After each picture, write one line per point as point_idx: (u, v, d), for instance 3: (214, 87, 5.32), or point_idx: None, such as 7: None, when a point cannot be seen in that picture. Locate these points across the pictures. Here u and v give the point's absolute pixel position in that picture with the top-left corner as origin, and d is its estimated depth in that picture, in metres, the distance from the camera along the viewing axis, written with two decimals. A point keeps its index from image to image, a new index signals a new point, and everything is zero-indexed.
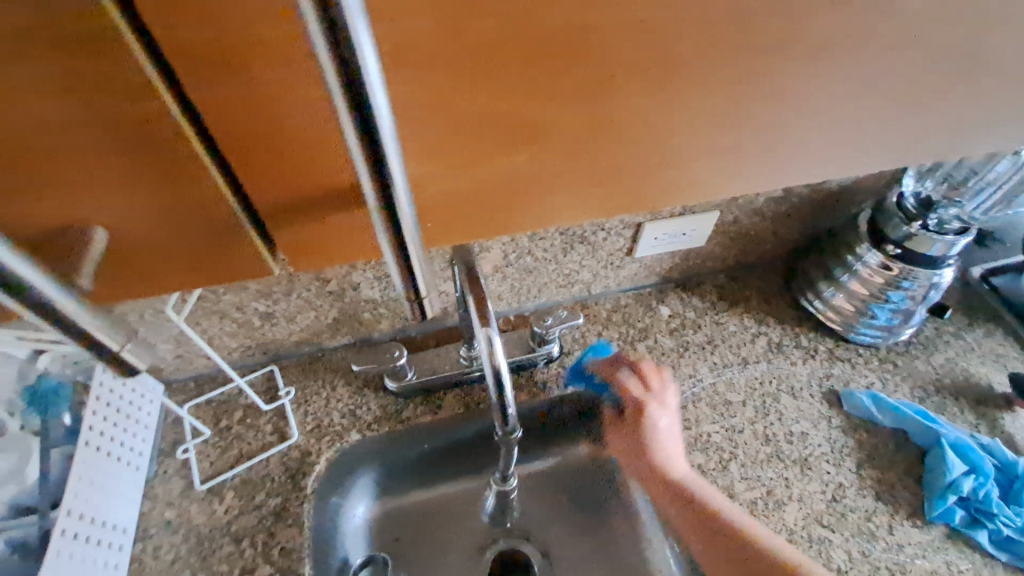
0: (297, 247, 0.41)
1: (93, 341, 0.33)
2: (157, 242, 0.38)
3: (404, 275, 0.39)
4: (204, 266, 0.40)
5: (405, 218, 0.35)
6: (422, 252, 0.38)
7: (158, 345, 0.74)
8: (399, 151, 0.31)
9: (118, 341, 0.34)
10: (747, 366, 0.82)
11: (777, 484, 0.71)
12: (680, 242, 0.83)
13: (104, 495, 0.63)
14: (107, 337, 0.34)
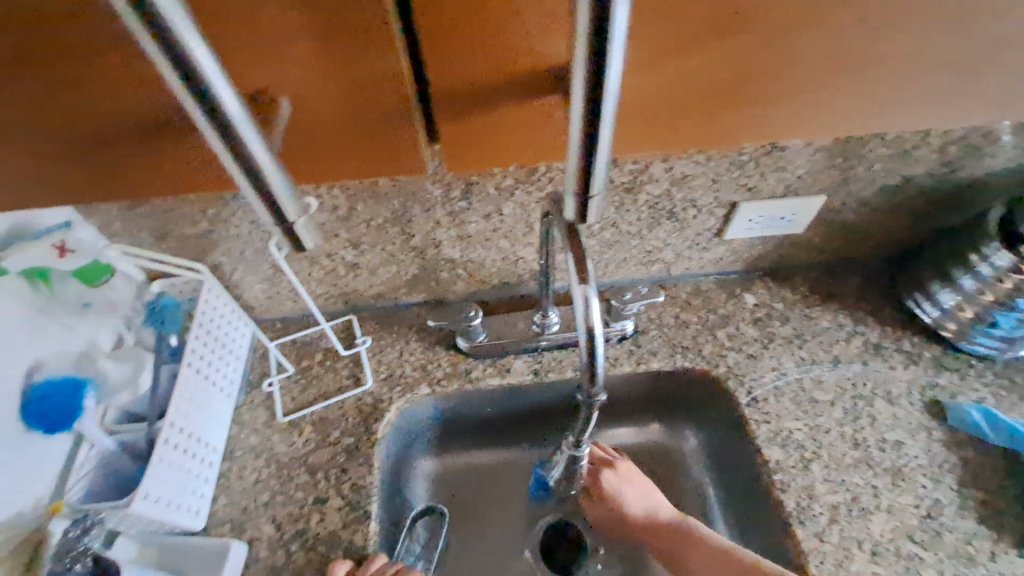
0: (463, 144, 0.51)
1: (278, 207, 0.35)
2: (338, 119, 0.48)
3: (584, 191, 0.39)
4: (370, 146, 0.50)
5: (602, 148, 0.36)
6: (608, 175, 0.38)
7: (253, 285, 0.78)
8: (616, 86, 0.32)
9: (297, 213, 0.37)
10: (838, 365, 0.77)
11: (863, 492, 0.67)
12: (777, 227, 0.78)
13: (203, 414, 0.68)
14: (289, 207, 0.36)
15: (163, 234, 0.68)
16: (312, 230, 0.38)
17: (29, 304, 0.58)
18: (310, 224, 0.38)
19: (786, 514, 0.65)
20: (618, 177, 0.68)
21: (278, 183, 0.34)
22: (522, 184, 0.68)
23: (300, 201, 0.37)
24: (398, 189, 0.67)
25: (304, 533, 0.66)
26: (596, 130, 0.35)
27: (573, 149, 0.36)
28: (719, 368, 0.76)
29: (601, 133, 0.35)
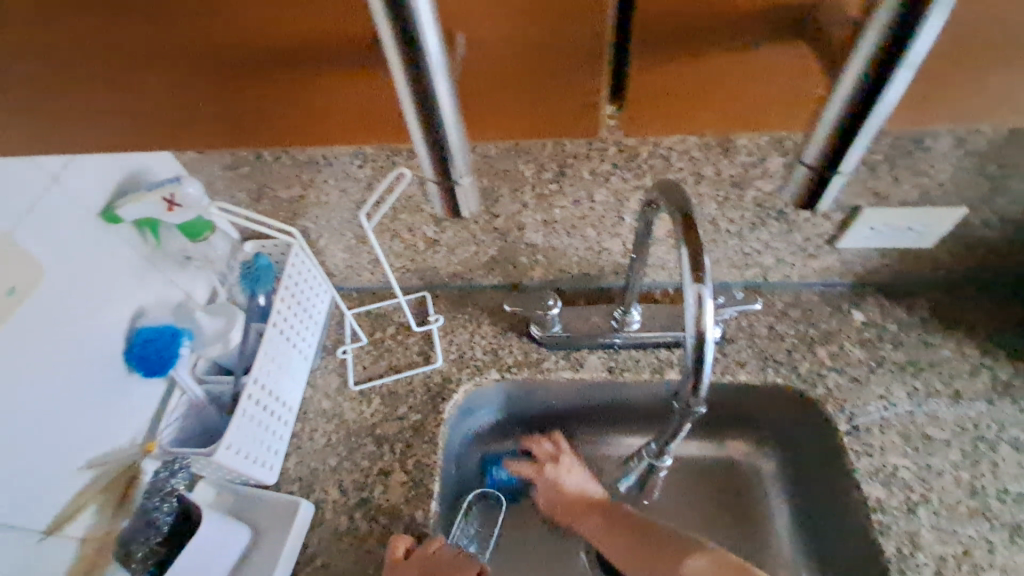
0: (646, 111, 0.36)
1: (447, 164, 0.34)
2: (500, 70, 0.35)
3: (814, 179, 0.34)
4: (538, 111, 0.37)
5: (867, 127, 0.30)
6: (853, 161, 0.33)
7: (336, 253, 0.79)
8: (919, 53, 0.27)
9: (463, 174, 0.35)
10: (960, 401, 0.67)
11: (979, 548, 0.58)
12: (902, 239, 0.69)
13: (283, 374, 0.70)
14: (456, 166, 0.34)
15: (260, 195, 0.70)
16: (472, 194, 0.37)
17: (138, 251, 0.60)
18: (472, 186, 0.36)
19: (884, 560, 0.58)
20: (726, 169, 0.62)
21: (455, 141, 0.33)
22: (620, 171, 0.63)
23: (468, 161, 0.35)
24: (489, 166, 0.65)
25: (366, 502, 0.67)
26: (880, 91, 0.29)
27: (821, 129, 0.32)
28: (816, 389, 0.69)
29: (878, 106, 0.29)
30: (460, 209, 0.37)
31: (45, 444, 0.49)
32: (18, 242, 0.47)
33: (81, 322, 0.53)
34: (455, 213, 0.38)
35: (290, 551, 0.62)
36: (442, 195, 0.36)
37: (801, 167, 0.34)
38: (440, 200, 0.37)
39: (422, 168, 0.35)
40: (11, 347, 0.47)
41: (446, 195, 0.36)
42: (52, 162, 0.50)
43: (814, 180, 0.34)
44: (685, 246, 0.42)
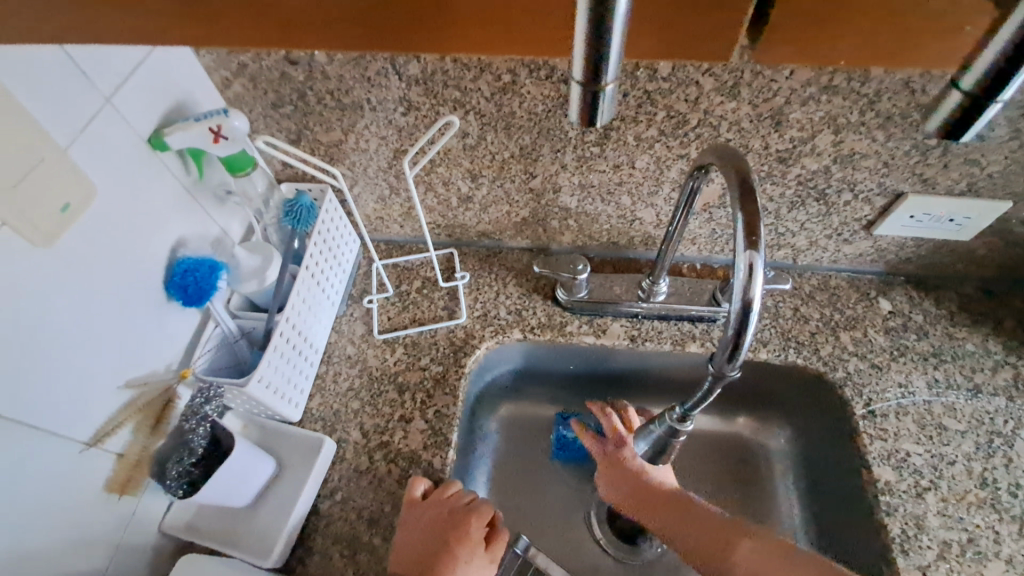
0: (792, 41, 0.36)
1: (602, 63, 0.31)
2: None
3: (948, 123, 0.35)
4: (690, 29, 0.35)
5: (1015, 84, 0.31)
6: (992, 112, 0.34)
7: (368, 202, 0.79)
8: None
9: (611, 78, 0.33)
10: (979, 395, 0.68)
11: (982, 535, 0.60)
12: (941, 230, 0.69)
13: (312, 316, 0.71)
14: (609, 67, 0.32)
15: (298, 136, 0.70)
16: (611, 103, 0.35)
17: (180, 182, 0.60)
18: (615, 93, 0.34)
19: (888, 538, 0.60)
20: (774, 143, 0.61)
21: (618, 35, 0.30)
22: (665, 138, 0.63)
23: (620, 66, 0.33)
24: (533, 124, 0.64)
25: (387, 445, 0.69)
26: None
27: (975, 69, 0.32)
28: (836, 372, 0.69)
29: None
30: (596, 118, 0.35)
31: (91, 360, 0.51)
32: (73, 159, 0.48)
33: (125, 244, 0.53)
34: (589, 122, 0.36)
35: (312, 485, 0.65)
36: (581, 101, 0.34)
37: (950, 101, 0.35)
38: (578, 106, 0.35)
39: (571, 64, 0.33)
40: (63, 262, 0.48)
41: (587, 99, 0.34)
42: (104, 82, 0.50)
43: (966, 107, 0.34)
44: (741, 213, 0.43)
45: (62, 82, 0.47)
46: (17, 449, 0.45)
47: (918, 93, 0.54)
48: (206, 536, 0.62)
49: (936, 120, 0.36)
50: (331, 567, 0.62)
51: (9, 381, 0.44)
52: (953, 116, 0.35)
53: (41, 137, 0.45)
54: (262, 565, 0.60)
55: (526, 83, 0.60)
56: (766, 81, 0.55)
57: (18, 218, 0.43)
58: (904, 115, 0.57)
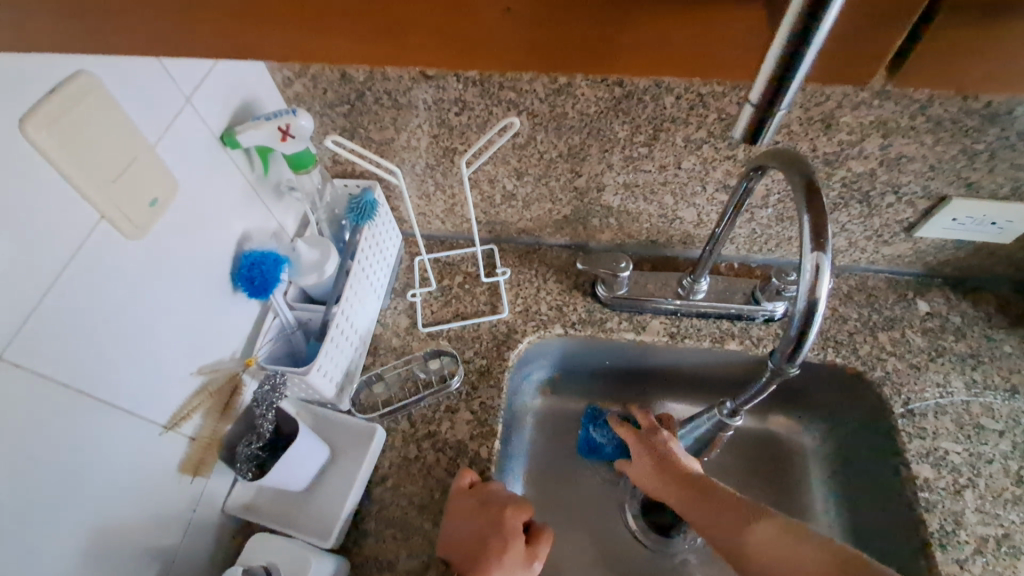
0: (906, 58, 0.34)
1: (778, 96, 0.33)
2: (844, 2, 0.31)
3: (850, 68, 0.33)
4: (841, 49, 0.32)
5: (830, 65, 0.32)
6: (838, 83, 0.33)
7: (413, 198, 0.81)
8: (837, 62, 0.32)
9: (784, 108, 0.34)
10: (1016, 396, 0.69)
11: (1019, 531, 0.61)
12: (983, 233, 0.70)
13: (361, 308, 0.73)
14: (786, 97, 0.33)
15: (351, 134, 0.72)
16: (777, 128, 0.36)
17: (245, 177, 0.63)
18: (783, 121, 0.36)
19: (927, 535, 0.61)
20: (822, 146, 0.62)
21: (800, 78, 0.32)
22: (714, 139, 0.65)
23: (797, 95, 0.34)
24: (584, 124, 0.66)
25: (434, 435, 0.71)
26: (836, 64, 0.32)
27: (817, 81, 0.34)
28: (875, 372, 0.71)
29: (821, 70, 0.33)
30: (759, 138, 0.37)
31: (171, 347, 0.54)
32: (159, 156, 0.50)
33: (200, 238, 0.56)
34: (751, 140, 0.38)
35: (366, 470, 0.67)
36: (749, 121, 0.36)
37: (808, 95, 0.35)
38: (745, 124, 0.37)
39: (749, 85, 0.34)
40: (149, 254, 0.50)
41: (754, 120, 0.36)
42: (186, 83, 0.53)
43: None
44: (807, 216, 0.45)
45: (151, 85, 0.49)
46: (110, 429, 0.48)
47: (969, 100, 0.56)
48: (265, 518, 0.65)
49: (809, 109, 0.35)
50: (384, 550, 0.64)
51: (104, 364, 0.47)
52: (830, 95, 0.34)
53: (135, 136, 0.48)
54: (321, 545, 0.63)
55: (580, 85, 0.62)
56: (820, 85, 0.57)
57: (115, 211, 0.46)
58: (954, 119, 0.58)
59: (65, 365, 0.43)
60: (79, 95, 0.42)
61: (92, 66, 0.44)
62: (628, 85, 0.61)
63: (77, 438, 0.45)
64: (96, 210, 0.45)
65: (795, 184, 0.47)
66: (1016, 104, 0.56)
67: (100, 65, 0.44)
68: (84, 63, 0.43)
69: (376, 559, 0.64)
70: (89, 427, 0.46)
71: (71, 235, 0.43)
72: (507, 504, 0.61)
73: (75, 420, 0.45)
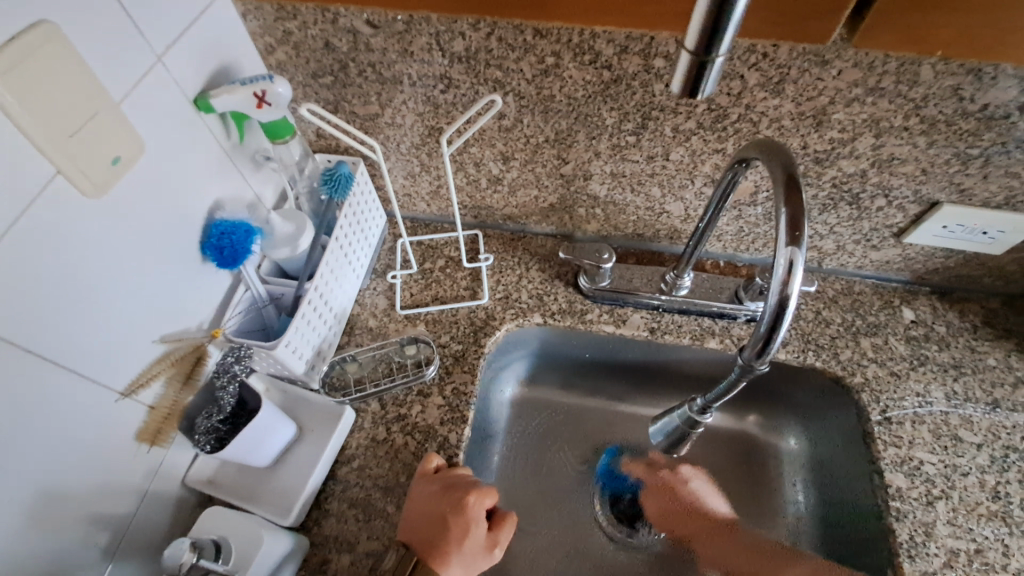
0: None
1: (717, 36, 0.34)
2: None
3: (708, 32, 0.34)
4: None
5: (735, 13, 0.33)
6: (728, 34, 0.34)
7: (398, 178, 0.80)
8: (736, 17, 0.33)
9: (724, 52, 0.35)
10: (997, 409, 0.68)
11: (991, 547, 0.60)
12: (974, 242, 0.68)
13: (337, 286, 0.72)
14: (724, 39, 0.35)
15: (335, 107, 0.70)
16: (715, 79, 0.37)
17: (220, 144, 0.61)
18: (721, 69, 0.37)
19: (896, 544, 0.60)
20: (813, 144, 0.61)
21: (736, 14, 0.33)
22: (703, 131, 0.63)
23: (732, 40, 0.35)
24: (571, 109, 0.64)
25: (404, 418, 0.70)
26: (725, 23, 0.33)
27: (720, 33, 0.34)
28: (855, 377, 0.70)
29: (725, 26, 0.34)
30: (699, 88, 0.38)
31: (131, 312, 0.53)
32: (124, 114, 0.49)
33: (166, 201, 0.55)
34: (691, 93, 0.38)
35: (331, 450, 0.66)
36: (688, 71, 0.37)
37: (688, 55, 0.36)
38: (685, 75, 0.37)
39: (686, 32, 0.35)
40: (110, 215, 0.49)
41: (694, 69, 0.37)
42: (158, 42, 0.51)
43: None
44: (785, 209, 0.44)
45: (119, 40, 0.48)
46: (60, 390, 0.47)
47: (966, 101, 0.54)
48: (227, 492, 0.64)
49: (682, 75, 0.37)
50: (345, 530, 0.63)
51: (56, 324, 0.46)
52: (695, 63, 0.37)
53: (99, 91, 0.46)
54: (281, 523, 0.62)
55: (569, 67, 0.60)
56: (813, 79, 0.55)
57: (71, 167, 0.44)
58: (949, 122, 0.56)
59: (14, 322, 0.42)
60: (37, 46, 0.41)
61: (52, 14, 0.42)
62: (617, 70, 0.59)
63: (24, 397, 0.44)
64: (52, 164, 0.43)
65: (775, 176, 0.46)
66: (1014, 108, 0.54)
67: (62, 15, 0.43)
68: (44, 11, 0.41)
69: (336, 540, 0.63)
70: (38, 386, 0.45)
71: (24, 187, 0.41)
72: (471, 487, 0.60)
73: (23, 379, 0.43)
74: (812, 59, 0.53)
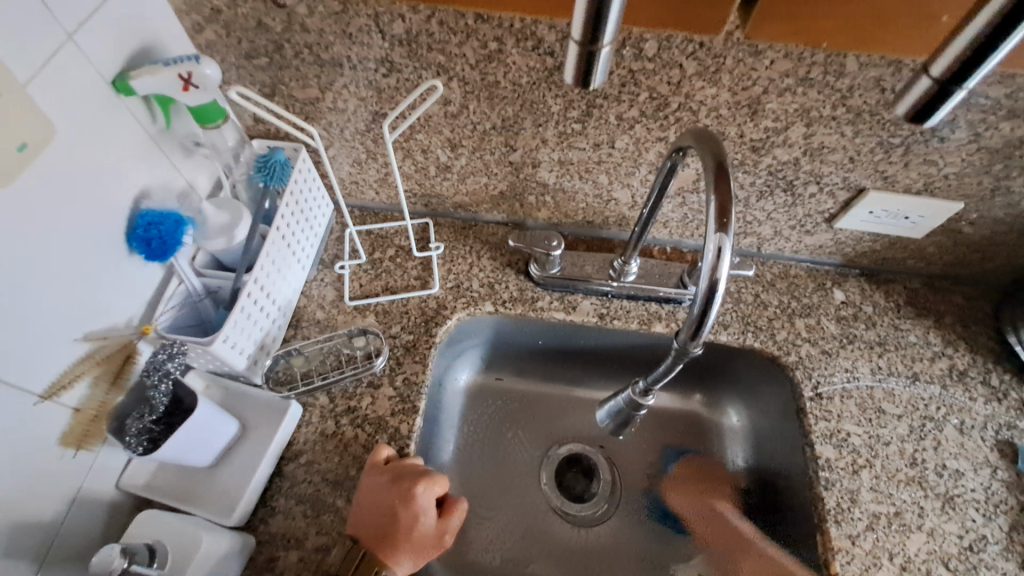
0: None
1: (599, 27, 0.36)
2: None
3: (588, 29, 0.36)
4: None
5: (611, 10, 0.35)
6: (614, 26, 0.36)
7: (343, 165, 0.77)
8: (617, 11, 0.35)
9: (608, 42, 0.37)
10: (917, 382, 0.73)
11: (909, 509, 0.65)
12: (898, 227, 0.73)
13: (280, 278, 0.69)
14: (606, 31, 0.36)
15: (272, 90, 0.67)
16: (605, 67, 0.39)
17: (144, 128, 0.58)
18: (609, 58, 0.38)
19: (824, 511, 0.64)
20: (749, 132, 0.63)
21: (616, 4, 0.35)
22: (646, 119, 0.64)
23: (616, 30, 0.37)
24: (516, 95, 0.64)
25: (354, 411, 0.69)
26: (605, 15, 0.35)
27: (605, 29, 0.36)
28: (790, 357, 0.73)
29: (606, 21, 0.35)
30: (591, 78, 0.39)
31: (48, 309, 0.49)
32: (32, 97, 0.45)
33: (85, 190, 0.52)
34: (584, 83, 0.40)
35: (277, 447, 0.64)
36: (578, 61, 0.38)
37: (575, 46, 0.38)
38: (575, 65, 0.39)
39: (572, 24, 0.37)
40: (18, 206, 0.46)
41: (584, 60, 0.38)
42: (67, 18, 0.47)
43: (931, 95, 0.38)
44: (714, 196, 0.45)
45: (23, 17, 0.44)
46: None
47: (887, 92, 0.57)
48: (165, 492, 0.62)
49: (572, 67, 0.39)
50: (293, 527, 0.62)
51: None
52: (581, 57, 0.38)
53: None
54: (223, 522, 0.60)
55: (511, 52, 0.59)
56: (747, 69, 0.57)
57: None
58: (872, 112, 0.59)
59: None
60: None
61: None
62: (560, 56, 0.59)
63: None
64: None
65: (706, 164, 0.47)
66: None
67: None
68: None
69: (284, 537, 0.62)
70: None
71: None
72: (420, 477, 0.60)
73: None
74: (745, 49, 0.55)
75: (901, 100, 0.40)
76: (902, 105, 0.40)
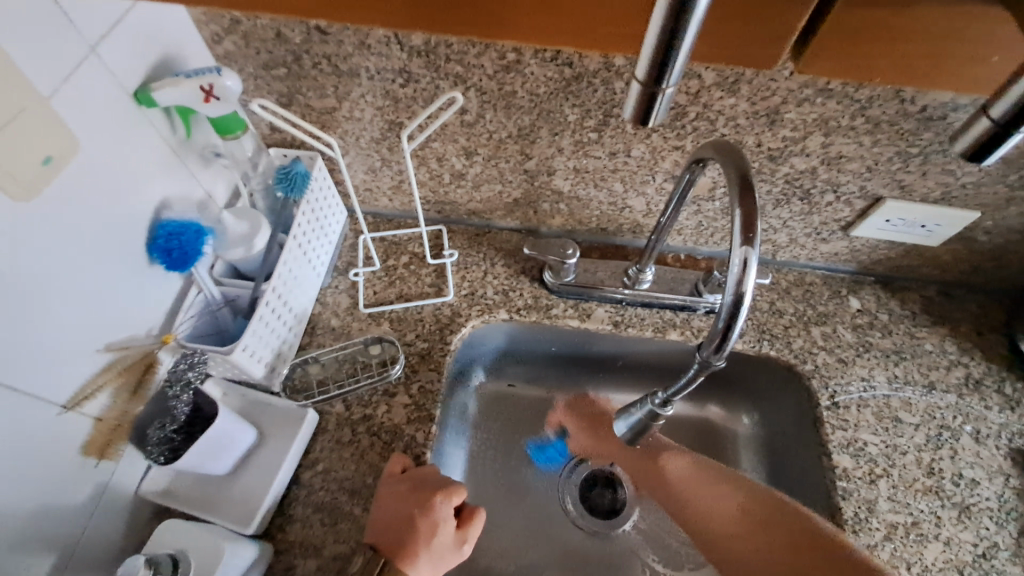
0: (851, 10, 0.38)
1: (666, 68, 0.35)
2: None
3: (654, 68, 0.35)
4: None
5: (680, 52, 0.34)
6: (682, 68, 0.35)
7: (358, 172, 0.77)
8: (687, 52, 0.34)
9: (673, 82, 0.36)
10: (933, 392, 0.72)
11: (926, 519, 0.64)
12: (913, 235, 0.72)
13: (297, 286, 0.70)
14: (672, 73, 0.35)
15: (289, 99, 0.68)
16: (665, 106, 0.38)
17: (164, 139, 0.58)
18: (670, 98, 0.37)
19: (843, 521, 0.64)
20: (767, 142, 0.63)
21: (685, 47, 0.34)
22: (663, 128, 0.64)
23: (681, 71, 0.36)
24: (534, 105, 0.64)
25: (369, 419, 0.69)
26: (672, 56, 0.34)
27: (672, 70, 0.35)
28: (806, 365, 0.73)
29: (673, 62, 0.34)
30: (649, 117, 0.39)
31: (71, 321, 0.50)
32: (55, 112, 0.46)
33: (109, 202, 0.52)
34: (642, 121, 0.39)
35: (294, 455, 0.65)
36: (639, 101, 0.38)
37: (637, 85, 0.37)
38: (636, 104, 0.38)
39: (636, 63, 0.36)
40: (43, 220, 0.46)
41: (645, 99, 0.37)
42: (90, 31, 0.48)
43: (990, 134, 0.37)
44: (739, 209, 0.45)
45: (48, 31, 0.44)
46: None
47: (906, 103, 0.57)
48: (184, 502, 0.62)
49: (632, 105, 0.38)
50: (311, 535, 0.62)
51: None
52: (643, 95, 0.37)
53: (22, 85, 0.43)
54: (242, 532, 0.60)
55: (529, 63, 0.59)
56: (766, 80, 0.57)
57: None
58: (891, 122, 0.59)
59: None
60: None
61: None
62: (578, 67, 0.59)
63: None
64: None
65: (730, 177, 0.47)
66: (950, 109, 0.57)
67: None
68: None
69: (302, 545, 0.62)
70: None
71: None
72: (440, 487, 0.60)
73: None
74: None
75: (957, 138, 0.39)
76: (958, 145, 0.40)
